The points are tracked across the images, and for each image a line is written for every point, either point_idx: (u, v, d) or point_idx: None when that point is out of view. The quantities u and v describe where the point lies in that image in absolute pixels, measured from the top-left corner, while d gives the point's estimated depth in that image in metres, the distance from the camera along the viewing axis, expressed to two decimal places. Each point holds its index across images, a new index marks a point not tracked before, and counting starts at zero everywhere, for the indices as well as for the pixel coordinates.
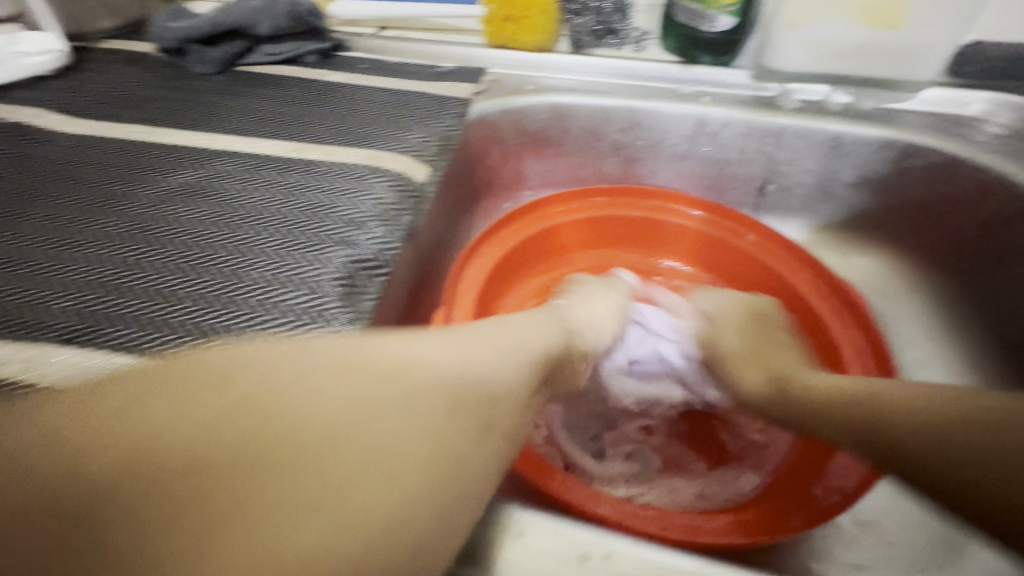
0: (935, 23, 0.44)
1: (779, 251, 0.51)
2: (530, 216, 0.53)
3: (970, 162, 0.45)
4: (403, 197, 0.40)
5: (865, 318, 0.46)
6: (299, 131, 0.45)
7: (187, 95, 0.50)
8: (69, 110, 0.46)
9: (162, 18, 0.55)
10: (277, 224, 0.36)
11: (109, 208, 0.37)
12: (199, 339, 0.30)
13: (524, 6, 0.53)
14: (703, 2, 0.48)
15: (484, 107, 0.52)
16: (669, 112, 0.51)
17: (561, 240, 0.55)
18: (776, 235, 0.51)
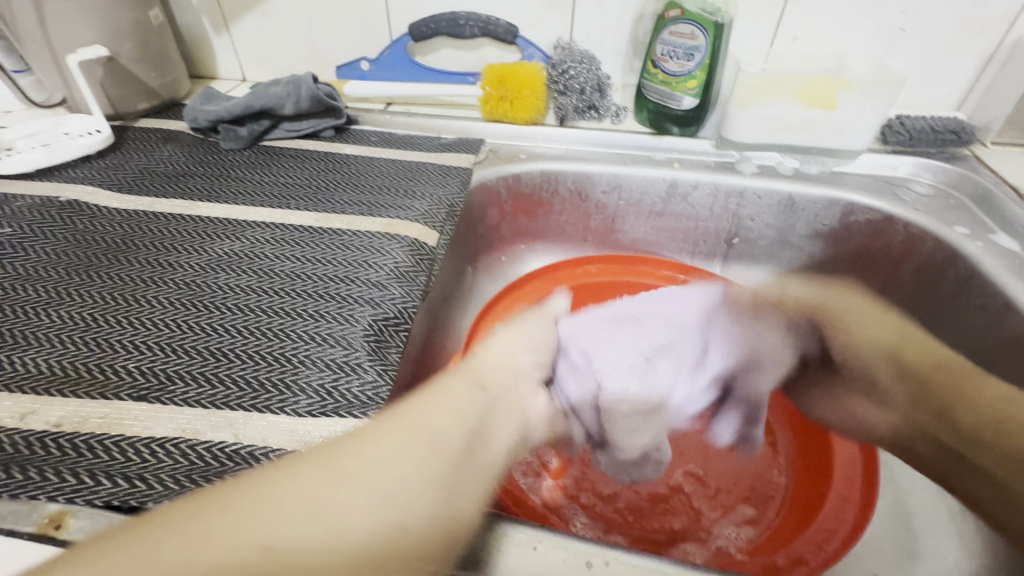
0: (861, 106, 0.53)
1: None
2: (547, 278, 0.59)
3: (902, 218, 0.52)
4: (417, 260, 0.46)
5: None
6: (323, 203, 0.52)
7: (219, 169, 0.56)
8: (116, 186, 0.52)
9: (195, 100, 0.62)
10: (311, 288, 0.42)
11: (161, 276, 0.42)
12: (252, 391, 0.34)
13: (516, 90, 0.60)
14: (670, 86, 0.57)
15: (483, 174, 0.59)
16: (645, 176, 0.59)
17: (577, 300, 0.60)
18: None
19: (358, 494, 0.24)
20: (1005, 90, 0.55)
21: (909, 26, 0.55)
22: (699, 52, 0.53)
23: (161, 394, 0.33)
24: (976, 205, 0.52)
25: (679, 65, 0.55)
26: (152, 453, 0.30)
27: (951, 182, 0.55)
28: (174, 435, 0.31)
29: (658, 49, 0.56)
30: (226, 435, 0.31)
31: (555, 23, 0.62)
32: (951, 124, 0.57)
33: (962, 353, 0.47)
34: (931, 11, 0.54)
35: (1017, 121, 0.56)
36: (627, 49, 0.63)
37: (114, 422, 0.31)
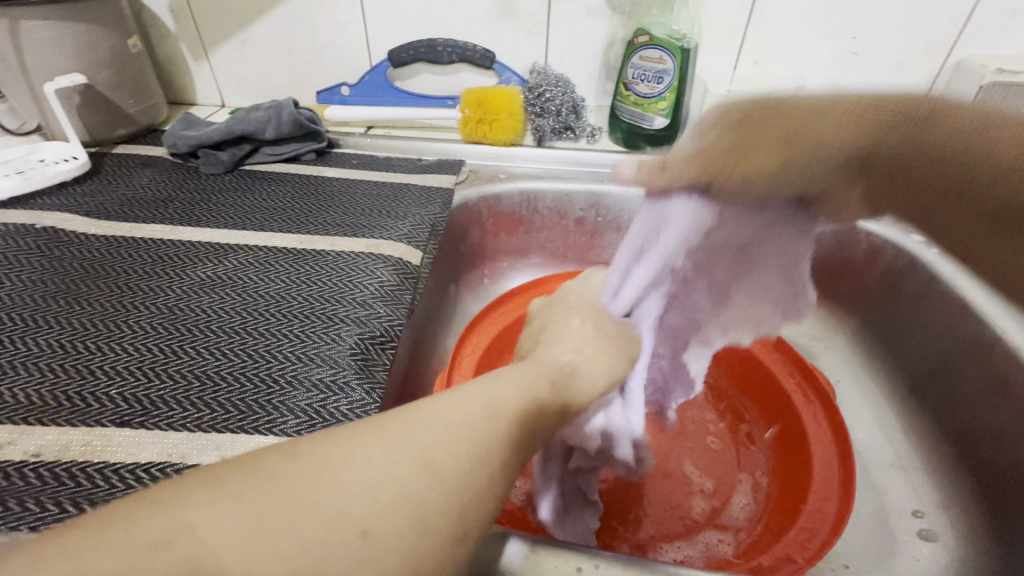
0: None
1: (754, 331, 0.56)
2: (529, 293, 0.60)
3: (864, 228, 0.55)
4: (403, 279, 0.46)
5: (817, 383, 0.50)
6: (307, 225, 0.52)
7: (200, 194, 0.56)
8: (94, 212, 0.52)
9: (175, 126, 0.62)
10: (296, 308, 0.42)
11: (142, 301, 0.42)
12: (239, 413, 0.34)
13: (494, 111, 0.62)
14: (641, 107, 0.59)
15: (465, 194, 0.60)
16: (621, 194, 0.61)
17: None
18: None
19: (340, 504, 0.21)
20: None
21: (859, 50, 0.59)
22: (667, 75, 0.56)
23: (145, 419, 0.33)
24: None
25: (650, 87, 0.58)
26: (136, 479, 0.30)
27: None
28: (159, 460, 0.31)
29: (629, 72, 0.59)
30: (213, 458, 0.31)
31: (529, 49, 0.65)
32: None
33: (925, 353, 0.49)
34: (879, 36, 0.58)
35: None
36: (599, 73, 0.65)
37: (97, 449, 0.31)
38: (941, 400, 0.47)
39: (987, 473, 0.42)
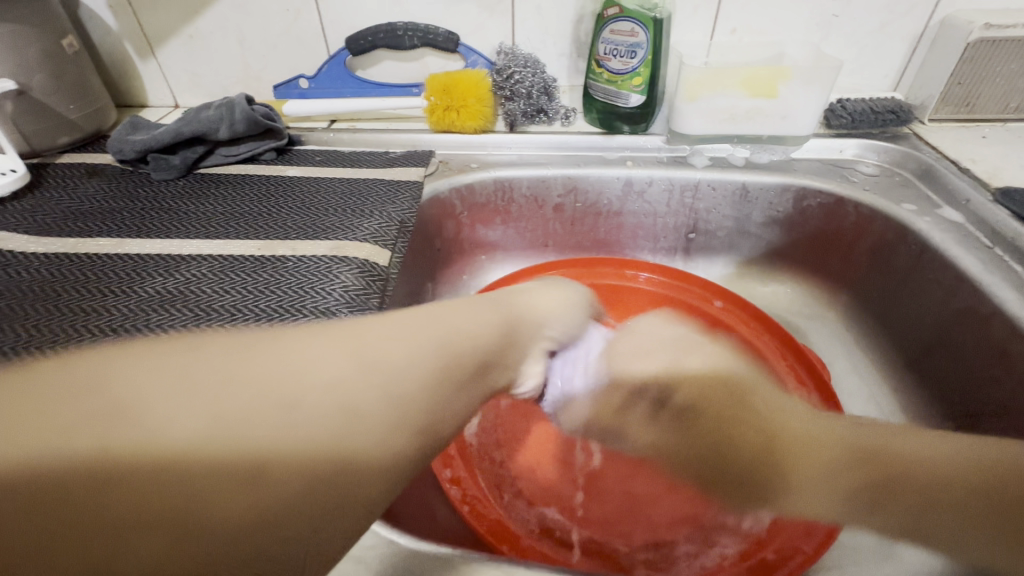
0: (804, 93, 0.53)
1: (745, 316, 0.54)
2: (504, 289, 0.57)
3: (853, 199, 0.53)
4: (368, 282, 0.44)
5: (800, 350, 0.49)
6: (265, 229, 0.49)
7: (150, 203, 0.52)
8: (33, 228, 0.48)
9: (120, 131, 0.58)
10: (254, 321, 0.39)
11: (84, 323, 0.38)
12: None
13: (461, 97, 0.59)
14: (615, 84, 0.56)
15: (435, 187, 0.57)
16: (600, 177, 0.58)
17: None
18: (739, 299, 0.54)
19: (219, 383, 0.20)
20: (936, 70, 0.57)
21: (841, 12, 0.56)
22: (640, 49, 0.53)
23: None
24: (920, 181, 0.53)
25: (622, 63, 0.54)
26: None
27: (895, 162, 0.56)
28: None
29: (600, 48, 0.55)
30: None
31: (495, 28, 0.61)
32: (890, 105, 0.58)
33: (921, 325, 0.47)
34: None
35: (950, 97, 0.57)
36: (571, 50, 0.62)
37: None
38: (937, 375, 0.45)
39: None
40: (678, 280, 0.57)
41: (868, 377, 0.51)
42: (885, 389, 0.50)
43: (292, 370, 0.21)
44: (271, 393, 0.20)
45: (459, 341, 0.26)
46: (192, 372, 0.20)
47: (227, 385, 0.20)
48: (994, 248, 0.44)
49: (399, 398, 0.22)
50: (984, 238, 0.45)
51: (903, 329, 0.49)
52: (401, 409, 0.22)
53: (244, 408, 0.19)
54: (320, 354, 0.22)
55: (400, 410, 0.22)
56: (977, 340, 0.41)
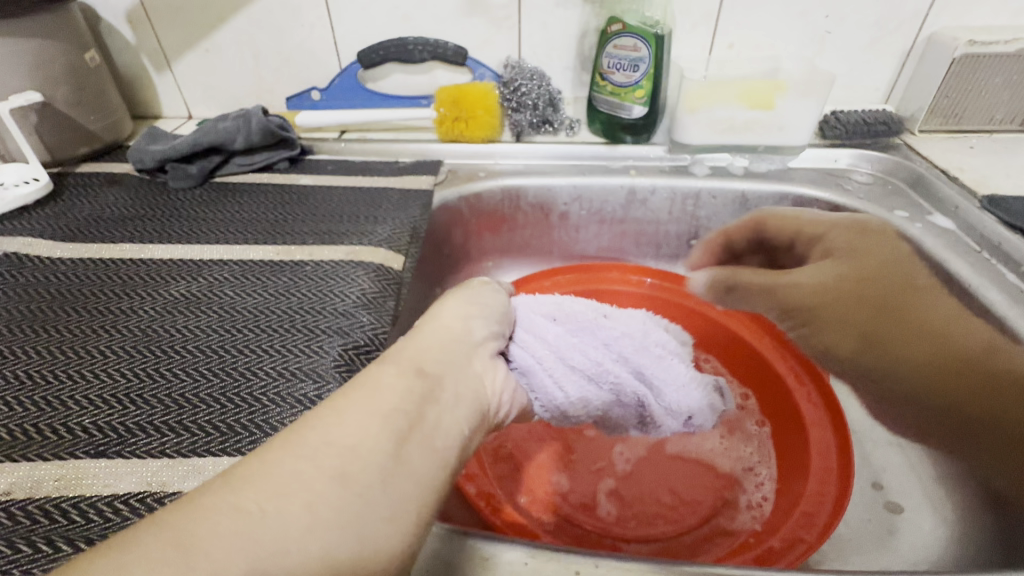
0: (799, 106, 0.55)
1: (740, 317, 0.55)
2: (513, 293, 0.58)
3: (848, 207, 0.55)
4: (385, 285, 0.45)
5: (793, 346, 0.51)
6: (283, 235, 0.50)
7: (170, 211, 0.54)
8: (58, 235, 0.50)
9: (138, 141, 0.60)
10: (276, 322, 0.40)
11: (114, 324, 0.40)
12: (220, 435, 0.32)
13: (470, 109, 0.61)
14: (619, 96, 0.59)
15: (444, 195, 0.59)
16: (604, 185, 0.60)
17: None
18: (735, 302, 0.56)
19: (199, 537, 0.18)
20: (925, 83, 0.59)
21: (833, 28, 0.59)
22: (644, 63, 0.55)
23: (122, 448, 0.31)
24: (912, 190, 0.56)
25: (626, 76, 0.57)
26: (115, 511, 0.29)
27: (887, 171, 0.58)
28: (139, 489, 0.29)
29: (605, 62, 0.58)
30: (196, 483, 0.30)
31: (502, 43, 0.63)
32: (882, 117, 0.60)
33: None
34: (851, 14, 0.58)
35: (938, 110, 0.60)
36: (575, 64, 0.64)
37: (72, 482, 0.30)
38: None
39: None
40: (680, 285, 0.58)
41: None
42: None
43: (278, 488, 0.20)
44: (260, 554, 0.18)
45: (383, 400, 0.24)
46: (156, 568, 0.17)
47: (215, 531, 0.18)
48: (983, 253, 0.46)
49: (370, 485, 0.21)
50: (973, 243, 0.47)
51: None
52: (383, 488, 0.22)
53: (230, 556, 0.18)
54: (305, 463, 0.21)
55: (380, 490, 0.21)
56: None
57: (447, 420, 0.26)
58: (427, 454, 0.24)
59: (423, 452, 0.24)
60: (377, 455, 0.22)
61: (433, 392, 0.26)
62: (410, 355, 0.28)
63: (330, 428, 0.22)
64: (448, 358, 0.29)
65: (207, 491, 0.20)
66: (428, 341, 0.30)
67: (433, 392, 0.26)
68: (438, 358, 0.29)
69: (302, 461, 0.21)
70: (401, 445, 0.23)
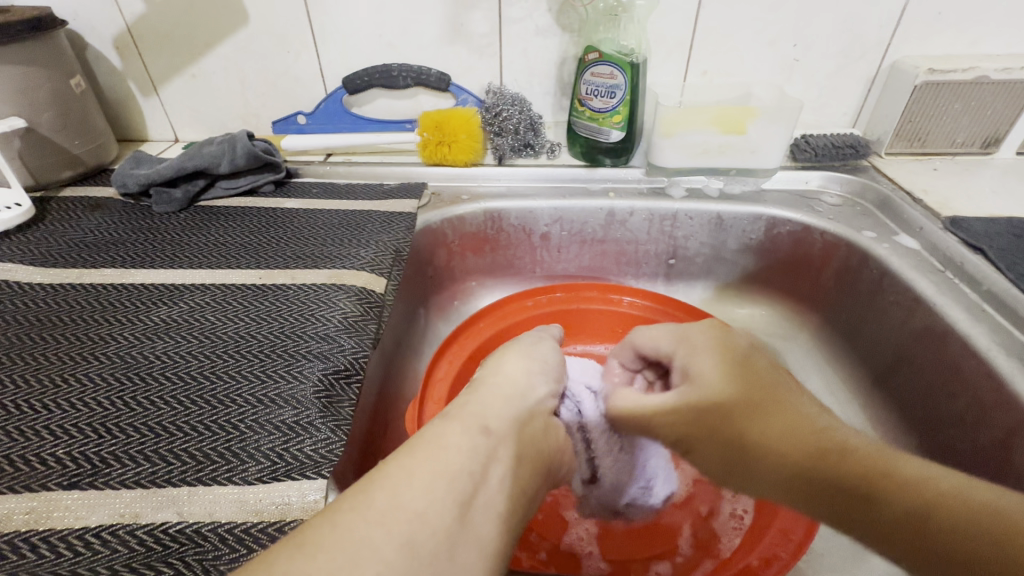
0: (769, 131, 0.57)
1: None
2: (496, 313, 0.59)
3: (819, 227, 0.57)
4: (366, 309, 0.46)
5: None
6: (266, 259, 0.51)
7: (154, 235, 0.54)
8: (39, 261, 0.50)
9: (123, 166, 0.60)
10: (255, 348, 0.41)
11: (92, 351, 0.40)
12: (196, 464, 0.32)
13: (452, 133, 0.62)
14: (597, 121, 0.60)
15: (428, 218, 0.60)
16: (584, 208, 0.61)
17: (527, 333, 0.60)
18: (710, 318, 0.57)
19: None
20: (889, 108, 0.62)
21: (801, 57, 0.61)
22: (620, 89, 0.57)
23: (95, 479, 0.31)
24: (879, 211, 0.58)
25: (603, 102, 0.59)
26: (87, 544, 0.28)
27: (856, 192, 0.60)
28: (111, 521, 0.29)
29: (583, 89, 0.59)
30: (171, 514, 0.30)
31: (484, 70, 0.65)
32: (849, 140, 0.63)
33: (885, 343, 0.50)
34: (817, 43, 0.60)
35: (903, 133, 0.62)
36: (555, 89, 0.66)
37: (43, 515, 0.29)
38: (902, 391, 0.48)
39: (950, 460, 0.43)
40: (660, 304, 0.59)
41: (839, 396, 0.55)
42: (855, 406, 0.53)
43: (363, 556, 0.21)
44: None
45: (452, 462, 0.27)
46: None
47: None
48: (946, 272, 0.48)
49: (438, 550, 0.23)
50: (937, 263, 0.49)
51: (869, 348, 0.53)
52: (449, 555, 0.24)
53: None
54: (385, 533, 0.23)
55: (444, 558, 0.23)
56: (934, 356, 0.45)
57: (507, 479, 0.28)
58: (488, 516, 0.26)
59: (486, 519, 0.26)
60: (447, 521, 0.24)
61: (497, 449, 0.29)
62: (475, 415, 0.31)
63: (402, 489, 0.25)
64: (505, 413, 0.32)
65: (286, 556, 0.21)
66: (494, 400, 0.33)
67: (495, 452, 0.29)
68: (502, 416, 0.32)
69: (378, 535, 0.22)
70: (464, 510, 0.25)
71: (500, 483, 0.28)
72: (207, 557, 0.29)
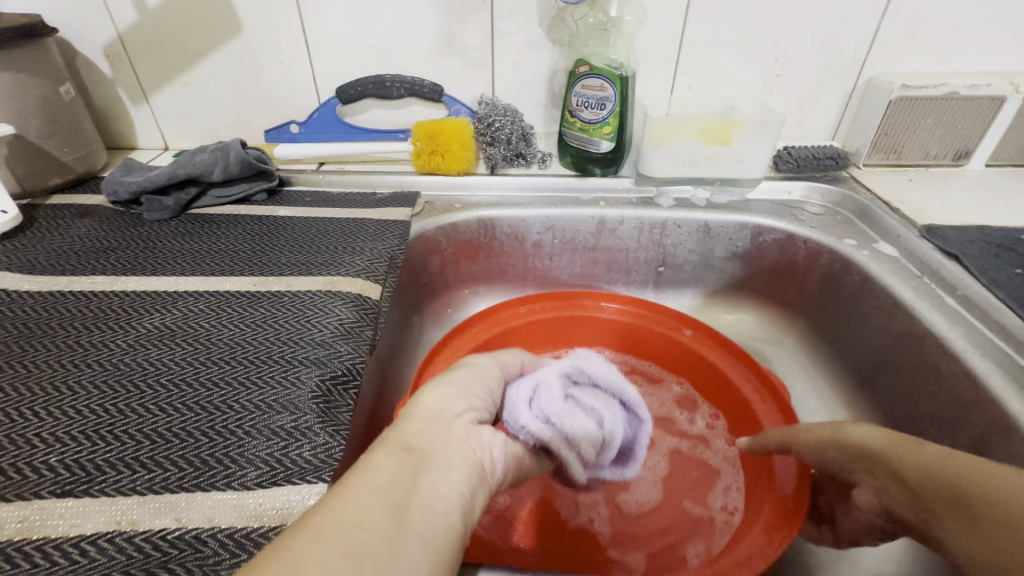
0: (753, 142, 0.59)
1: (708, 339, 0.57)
2: (490, 320, 0.60)
3: (802, 236, 0.58)
4: (362, 315, 0.46)
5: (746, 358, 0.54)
6: (262, 266, 0.51)
7: (145, 242, 0.54)
8: (27, 268, 0.49)
9: (113, 173, 0.60)
10: (251, 354, 0.41)
11: (83, 359, 0.39)
12: (194, 470, 0.32)
13: (445, 143, 0.63)
14: (587, 132, 0.62)
15: (421, 225, 0.60)
16: (575, 216, 0.62)
17: (520, 339, 0.61)
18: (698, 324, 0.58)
19: None
20: (866, 122, 0.65)
21: (782, 72, 0.64)
22: (610, 102, 0.58)
23: (90, 487, 0.31)
24: (859, 220, 0.60)
25: (594, 114, 0.60)
26: (82, 552, 0.28)
27: (836, 202, 0.63)
28: (107, 529, 0.29)
29: (573, 101, 0.61)
30: (169, 521, 0.30)
31: (476, 82, 0.66)
32: (830, 152, 0.65)
33: (868, 347, 0.52)
34: (798, 60, 0.63)
35: (880, 146, 0.65)
36: (546, 101, 0.68)
37: (37, 523, 0.29)
38: (885, 393, 0.50)
39: None
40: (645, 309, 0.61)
41: (825, 398, 0.56)
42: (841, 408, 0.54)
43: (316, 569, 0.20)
44: None
45: (386, 475, 0.26)
46: None
47: None
48: (924, 278, 0.50)
49: (381, 551, 0.22)
50: (915, 269, 0.51)
51: (853, 352, 0.54)
52: (396, 554, 0.23)
53: None
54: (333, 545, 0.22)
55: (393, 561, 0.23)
56: (915, 358, 0.47)
57: (447, 485, 0.28)
58: (432, 522, 0.25)
59: (431, 525, 0.25)
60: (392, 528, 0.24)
61: (427, 460, 0.28)
62: (398, 433, 0.29)
63: (337, 507, 0.23)
64: (431, 429, 0.30)
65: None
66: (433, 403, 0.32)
67: (425, 464, 0.28)
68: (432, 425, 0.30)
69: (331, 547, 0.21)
70: (406, 514, 0.24)
71: (440, 487, 0.27)
72: (206, 564, 0.28)
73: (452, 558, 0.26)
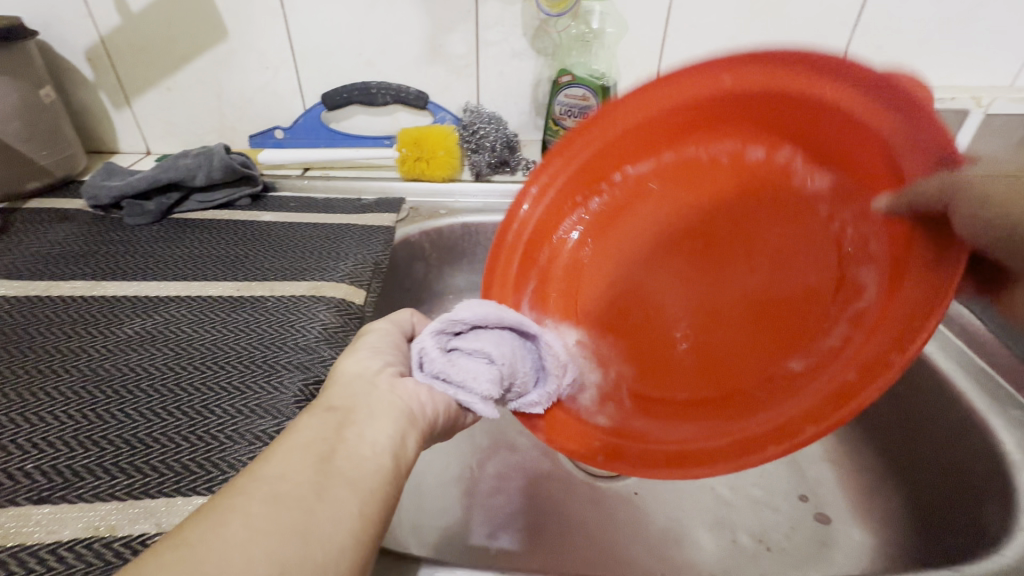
0: None
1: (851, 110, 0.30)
2: None
3: None
4: (345, 319, 0.46)
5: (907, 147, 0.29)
6: (245, 271, 0.51)
7: (125, 246, 0.54)
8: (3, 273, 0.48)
9: (93, 178, 0.59)
10: (233, 359, 0.41)
11: (61, 364, 0.39)
12: (174, 475, 0.32)
13: (430, 149, 0.64)
14: None
15: (406, 231, 0.61)
16: None
17: None
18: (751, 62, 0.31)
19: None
20: None
21: None
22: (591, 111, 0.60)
23: (67, 493, 0.31)
24: None
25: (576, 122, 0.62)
26: (59, 559, 0.28)
27: None
28: (84, 535, 0.29)
29: (556, 109, 0.62)
30: (148, 526, 0.30)
31: (461, 90, 0.67)
32: None
33: None
34: None
35: None
36: (530, 110, 0.69)
37: (13, 530, 0.29)
38: None
39: (903, 458, 0.46)
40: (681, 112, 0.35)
41: None
42: None
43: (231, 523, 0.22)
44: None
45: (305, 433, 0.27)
46: None
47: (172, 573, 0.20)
48: None
49: (305, 494, 0.24)
50: None
51: None
52: (323, 495, 0.24)
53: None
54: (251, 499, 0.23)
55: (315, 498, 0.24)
56: None
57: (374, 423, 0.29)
58: (359, 462, 0.26)
59: (360, 464, 0.26)
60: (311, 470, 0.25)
61: (351, 413, 0.29)
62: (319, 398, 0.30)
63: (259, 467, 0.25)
64: (356, 388, 0.31)
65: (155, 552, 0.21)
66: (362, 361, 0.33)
67: (349, 416, 0.29)
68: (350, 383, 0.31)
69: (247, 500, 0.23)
70: (326, 460, 0.25)
71: (368, 430, 0.28)
72: None
73: (392, 494, 0.27)
